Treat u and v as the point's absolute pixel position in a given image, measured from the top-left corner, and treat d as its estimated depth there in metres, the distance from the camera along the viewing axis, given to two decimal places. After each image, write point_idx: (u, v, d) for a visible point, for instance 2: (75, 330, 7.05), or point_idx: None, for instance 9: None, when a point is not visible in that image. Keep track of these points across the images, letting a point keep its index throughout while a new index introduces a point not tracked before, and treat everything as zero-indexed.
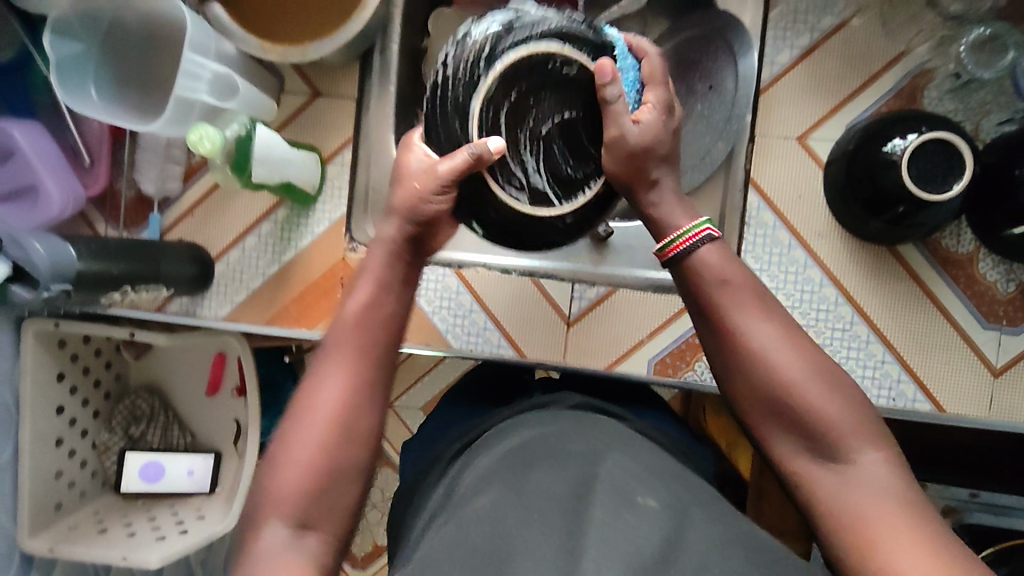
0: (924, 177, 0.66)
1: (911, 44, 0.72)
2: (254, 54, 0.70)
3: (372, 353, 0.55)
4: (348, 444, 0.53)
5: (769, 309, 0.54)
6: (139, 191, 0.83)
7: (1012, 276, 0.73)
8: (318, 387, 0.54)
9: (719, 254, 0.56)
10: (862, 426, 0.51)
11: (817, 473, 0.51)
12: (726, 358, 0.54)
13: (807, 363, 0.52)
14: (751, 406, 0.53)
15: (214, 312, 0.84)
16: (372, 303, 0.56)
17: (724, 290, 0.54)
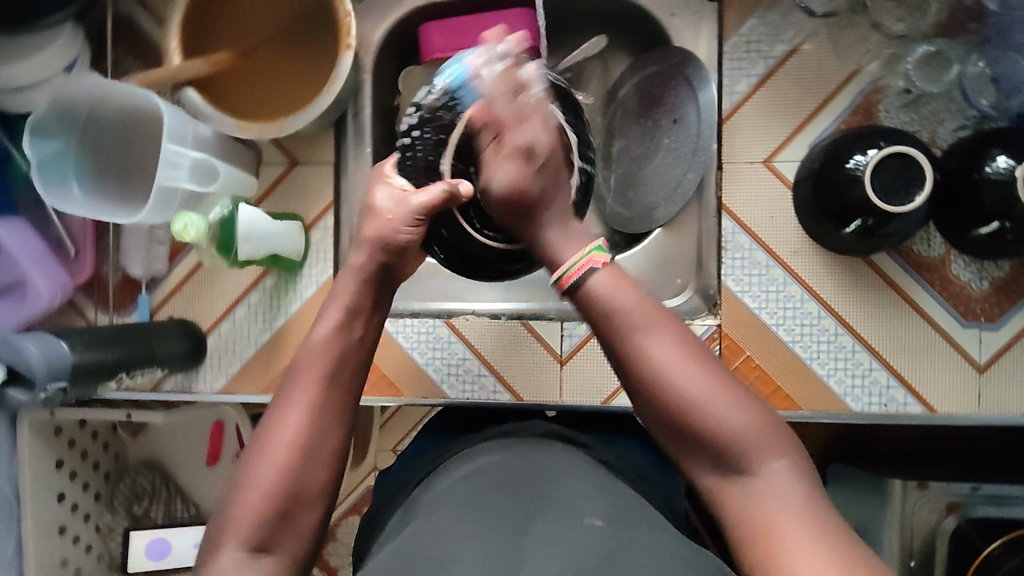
0: (888, 191, 0.68)
1: (861, 63, 0.75)
2: (229, 133, 0.73)
3: (338, 382, 0.57)
4: (311, 470, 0.54)
5: (670, 327, 0.53)
6: (126, 274, 0.83)
7: (984, 275, 0.76)
8: (284, 415, 0.55)
9: (614, 277, 0.54)
10: (771, 436, 0.51)
11: (732, 489, 0.51)
12: (632, 379, 0.53)
13: (710, 379, 0.52)
14: (660, 424, 0.53)
15: (210, 386, 0.84)
16: (339, 332, 0.58)
17: (625, 316, 0.53)
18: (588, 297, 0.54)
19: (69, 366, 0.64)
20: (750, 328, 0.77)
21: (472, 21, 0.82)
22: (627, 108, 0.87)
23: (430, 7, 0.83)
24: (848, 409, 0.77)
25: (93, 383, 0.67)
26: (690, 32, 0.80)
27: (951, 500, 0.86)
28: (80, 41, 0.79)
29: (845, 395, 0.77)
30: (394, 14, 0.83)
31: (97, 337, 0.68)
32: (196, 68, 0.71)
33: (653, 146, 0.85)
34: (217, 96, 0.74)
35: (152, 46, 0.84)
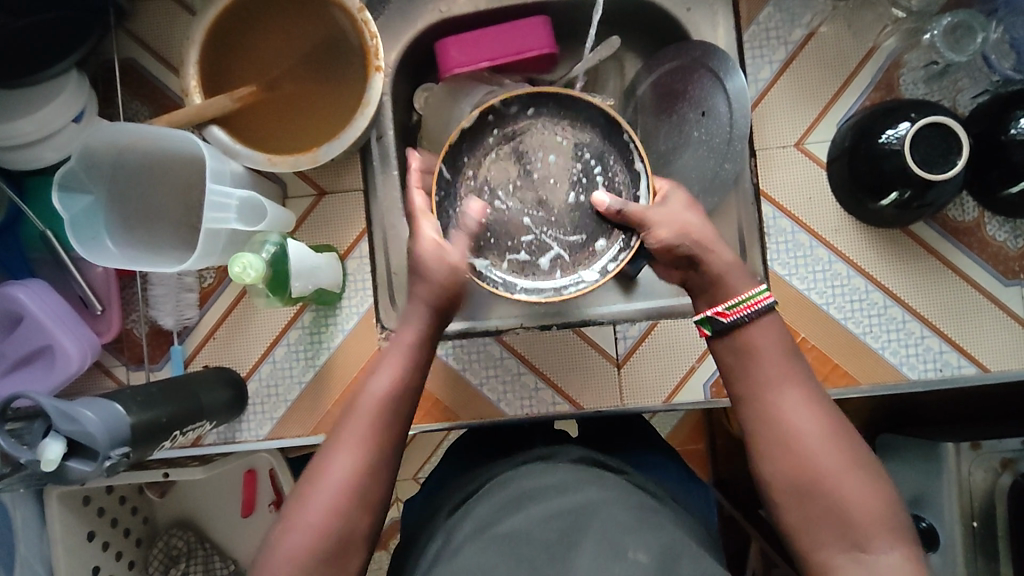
0: (927, 161, 0.70)
1: (877, 40, 0.78)
2: (258, 168, 0.70)
3: (394, 430, 0.59)
4: (360, 511, 0.55)
5: (808, 391, 0.56)
6: (156, 325, 0.80)
7: (1019, 233, 0.78)
8: (341, 456, 0.56)
9: (770, 335, 0.58)
10: (889, 521, 0.51)
11: (839, 561, 0.51)
12: (764, 427, 0.55)
13: (842, 448, 0.54)
14: (783, 479, 0.54)
15: (255, 433, 0.80)
16: (393, 386, 0.59)
17: (772, 367, 0.57)
18: (736, 342, 0.59)
19: (128, 429, 0.60)
20: (805, 311, 0.78)
21: (492, 32, 0.82)
22: (644, 105, 0.86)
23: (445, 24, 0.84)
24: (907, 378, 0.78)
25: (150, 445, 0.64)
26: (707, 24, 0.81)
27: (1003, 456, 0.88)
28: (89, 90, 0.76)
29: (902, 365, 0.77)
30: (411, 34, 0.83)
31: (150, 395, 0.66)
32: (221, 104, 0.68)
33: (682, 141, 0.83)
34: (241, 131, 0.72)
35: (163, 89, 0.82)
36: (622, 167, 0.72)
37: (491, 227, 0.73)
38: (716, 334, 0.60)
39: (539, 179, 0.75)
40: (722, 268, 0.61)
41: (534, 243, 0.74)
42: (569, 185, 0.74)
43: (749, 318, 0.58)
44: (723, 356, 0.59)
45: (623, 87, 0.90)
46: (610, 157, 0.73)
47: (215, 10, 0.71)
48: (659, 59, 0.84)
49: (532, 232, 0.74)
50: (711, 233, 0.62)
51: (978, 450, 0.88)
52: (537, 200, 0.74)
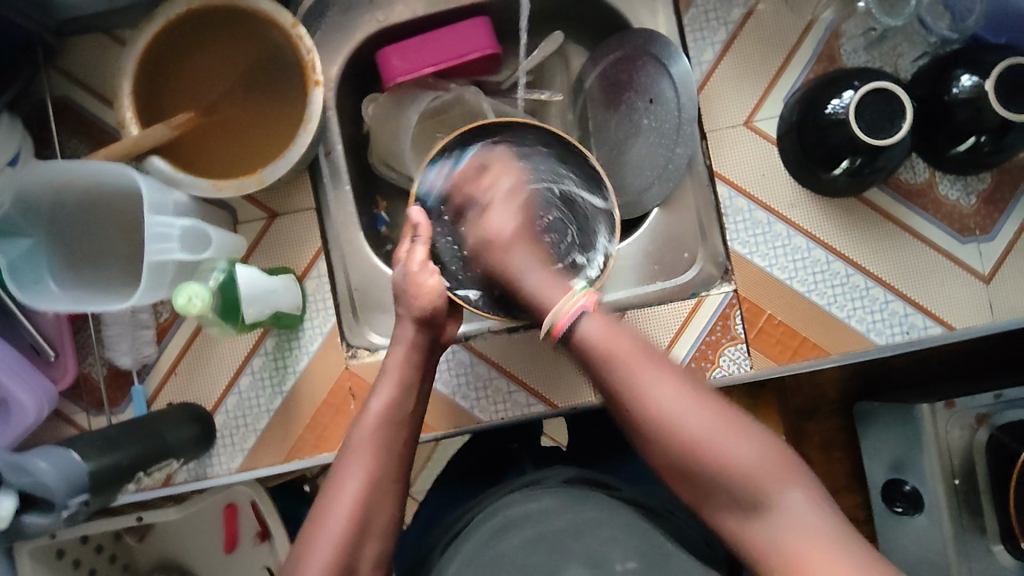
0: (872, 128, 0.70)
1: (815, 13, 0.78)
2: (204, 195, 0.69)
3: (396, 450, 0.61)
4: (368, 543, 0.57)
5: (660, 364, 0.58)
6: (113, 366, 0.77)
7: (970, 190, 0.79)
8: (343, 484, 0.58)
9: (600, 325, 0.60)
10: (775, 466, 0.54)
11: (742, 522, 0.54)
12: (633, 418, 0.57)
13: (707, 409, 0.56)
14: (669, 463, 0.56)
15: (227, 466, 0.78)
16: (393, 407, 0.62)
17: (621, 354, 0.58)
18: (580, 341, 0.60)
19: (87, 476, 0.58)
20: (769, 290, 0.78)
21: (431, 37, 0.81)
22: (594, 100, 0.87)
23: (384, 32, 0.83)
24: (875, 344, 0.78)
25: (114, 489, 0.61)
26: (647, 12, 0.81)
27: (977, 412, 0.89)
28: (22, 131, 0.73)
29: (869, 331, 0.78)
30: (350, 46, 0.82)
31: (108, 438, 0.63)
32: (159, 134, 0.66)
33: (632, 130, 0.84)
34: (182, 160, 0.70)
35: (99, 125, 0.79)
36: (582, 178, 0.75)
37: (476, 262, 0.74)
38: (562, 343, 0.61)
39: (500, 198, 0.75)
40: (535, 285, 0.65)
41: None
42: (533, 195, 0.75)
43: (573, 324, 0.60)
44: (577, 356, 0.60)
45: (571, 82, 0.91)
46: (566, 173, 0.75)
47: (146, 39, 0.69)
48: (603, 51, 0.84)
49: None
50: (520, 262, 0.67)
51: (953, 409, 0.89)
52: None
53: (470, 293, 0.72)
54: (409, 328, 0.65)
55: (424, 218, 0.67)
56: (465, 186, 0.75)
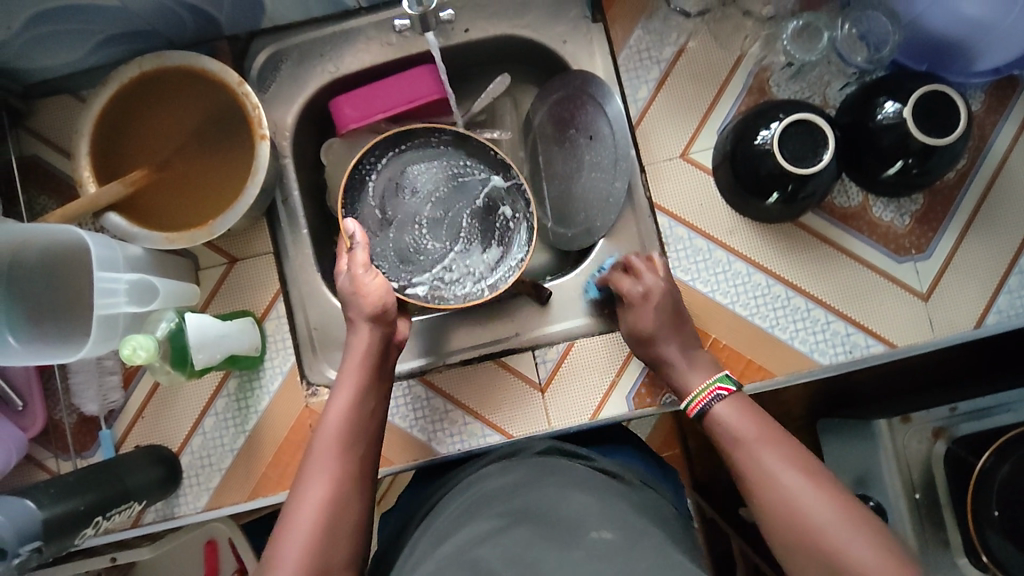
0: (796, 157, 0.73)
1: (743, 48, 0.81)
2: (158, 247, 0.72)
3: (358, 451, 0.61)
4: (336, 548, 0.56)
5: (791, 452, 0.59)
6: (82, 413, 0.80)
7: (904, 211, 0.81)
8: (308, 490, 0.57)
9: (732, 408, 0.64)
10: (900, 569, 0.51)
11: None
12: (757, 502, 0.58)
13: (835, 503, 0.55)
14: (790, 554, 0.55)
15: (193, 506, 0.80)
16: (352, 409, 0.62)
17: (745, 432, 0.61)
18: (707, 421, 0.65)
19: (39, 524, 0.61)
20: (712, 314, 0.80)
21: (379, 86, 0.85)
22: (544, 135, 0.91)
23: (336, 83, 0.87)
24: (819, 364, 0.80)
25: (67, 536, 0.64)
26: (585, 54, 0.86)
27: (935, 426, 0.90)
28: None
29: (812, 352, 0.80)
30: (303, 97, 0.86)
31: (65, 486, 0.66)
32: (114, 191, 0.70)
33: (576, 164, 0.89)
34: (137, 213, 0.74)
35: (63, 179, 0.83)
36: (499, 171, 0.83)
37: (421, 257, 0.82)
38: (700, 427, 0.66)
39: (432, 203, 0.84)
40: (683, 368, 0.70)
41: (458, 257, 0.82)
42: (460, 196, 0.84)
43: (708, 406, 0.65)
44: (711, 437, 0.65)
45: (520, 120, 0.94)
46: (475, 164, 0.84)
47: (101, 101, 0.73)
48: (547, 90, 0.88)
49: (449, 250, 0.83)
50: (666, 352, 0.72)
51: (909, 423, 0.90)
52: (439, 219, 0.83)
53: (417, 291, 0.80)
54: (362, 330, 0.66)
55: (356, 227, 0.68)
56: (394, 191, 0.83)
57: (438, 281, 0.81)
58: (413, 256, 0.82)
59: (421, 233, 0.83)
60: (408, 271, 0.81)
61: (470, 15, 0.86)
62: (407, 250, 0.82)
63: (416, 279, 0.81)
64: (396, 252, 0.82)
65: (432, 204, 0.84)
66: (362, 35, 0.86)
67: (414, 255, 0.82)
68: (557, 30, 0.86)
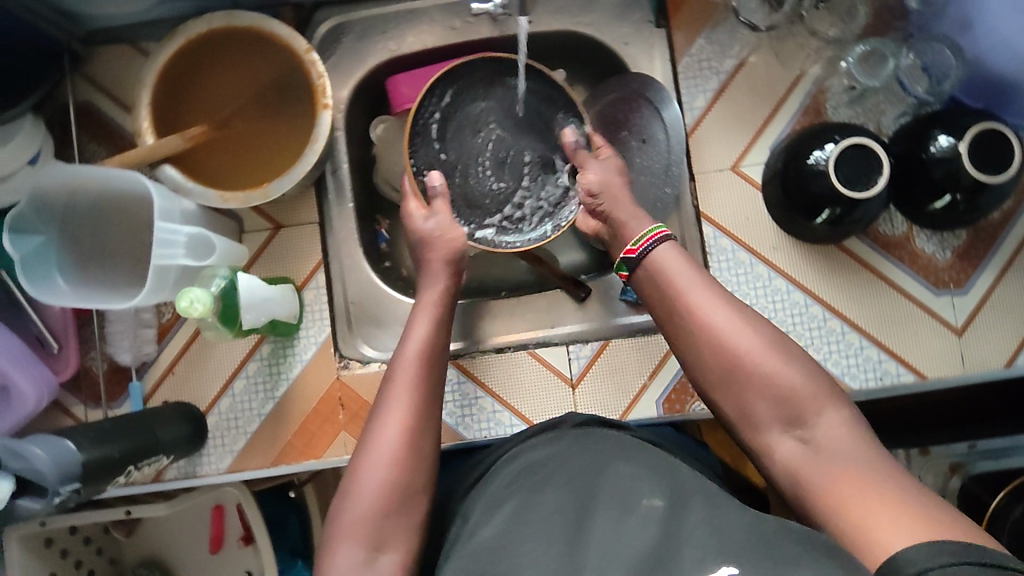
0: (850, 180, 0.73)
1: (803, 67, 0.82)
2: (213, 205, 0.73)
3: (433, 382, 0.64)
4: (416, 472, 0.59)
5: (719, 292, 0.62)
6: (113, 362, 0.81)
7: (947, 245, 0.82)
8: (387, 415, 0.61)
9: (676, 252, 0.65)
10: (816, 388, 0.58)
11: (782, 439, 0.58)
12: (687, 336, 0.62)
13: (760, 335, 0.60)
14: (722, 382, 0.60)
15: (215, 467, 0.81)
16: (426, 343, 0.66)
17: (683, 278, 0.63)
18: (649, 264, 0.65)
19: (78, 466, 0.61)
20: None
21: (439, 69, 0.85)
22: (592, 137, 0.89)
23: (395, 61, 0.87)
24: (849, 388, 0.80)
25: (100, 481, 0.65)
26: (645, 57, 0.86)
27: (952, 461, 0.93)
28: (44, 132, 0.77)
29: (843, 375, 0.81)
30: (361, 72, 0.86)
31: (103, 429, 0.67)
32: (173, 144, 0.70)
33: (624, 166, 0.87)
34: (192, 168, 0.75)
35: (115, 128, 0.83)
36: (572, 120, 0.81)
37: (488, 200, 0.82)
38: (634, 271, 0.66)
39: (490, 139, 0.83)
40: (627, 216, 0.70)
41: (526, 194, 0.82)
42: (518, 131, 0.83)
43: (651, 248, 0.65)
44: (644, 277, 0.65)
45: None
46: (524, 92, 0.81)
47: (167, 53, 0.73)
48: (604, 90, 0.88)
49: (515, 189, 0.83)
50: (617, 192, 0.72)
51: (926, 455, 0.93)
52: (501, 157, 0.83)
53: (487, 235, 0.81)
54: (437, 275, 0.71)
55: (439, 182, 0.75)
56: (451, 127, 0.82)
57: (506, 222, 0.82)
58: (478, 196, 0.82)
59: (485, 173, 0.83)
60: (477, 214, 0.82)
61: (535, 7, 0.86)
62: (473, 189, 0.82)
63: (486, 222, 0.82)
64: (461, 187, 0.82)
65: (491, 141, 0.83)
66: (425, 16, 0.86)
67: (481, 196, 0.82)
68: (620, 31, 0.86)
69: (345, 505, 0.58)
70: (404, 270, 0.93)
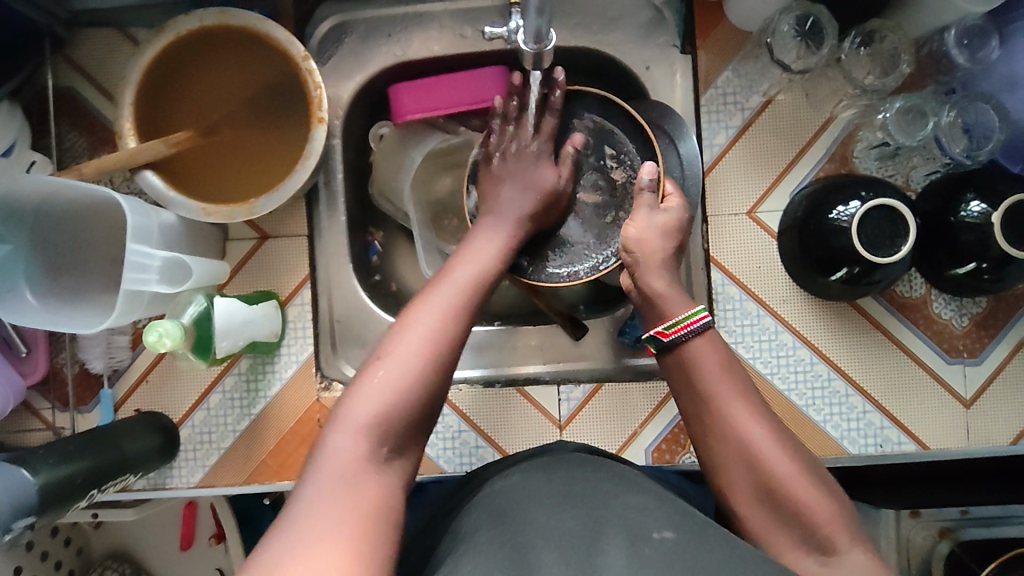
0: (873, 243, 0.69)
1: (834, 110, 0.77)
2: (194, 217, 0.68)
3: (486, 288, 0.60)
4: (447, 372, 0.55)
5: (753, 401, 0.58)
6: (85, 367, 0.77)
7: (964, 312, 0.78)
8: (437, 298, 0.57)
9: (712, 346, 0.60)
10: (844, 519, 0.53)
11: (804, 564, 0.53)
12: (716, 441, 0.58)
13: (793, 454, 0.56)
14: (747, 493, 0.56)
15: (186, 480, 0.78)
16: (481, 252, 0.63)
17: (715, 381, 0.59)
18: (684, 357, 0.60)
19: (32, 498, 0.58)
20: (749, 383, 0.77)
21: (445, 80, 0.80)
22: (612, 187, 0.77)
23: (400, 68, 0.82)
24: (847, 452, 0.77)
25: (59, 508, 0.62)
26: (666, 83, 0.81)
27: (943, 525, 0.90)
28: (20, 121, 0.72)
29: (842, 438, 0.77)
30: (363, 76, 0.81)
31: (64, 451, 0.64)
32: (156, 150, 0.66)
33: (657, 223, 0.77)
34: (174, 173, 0.70)
35: (98, 118, 0.78)
36: (637, 146, 0.74)
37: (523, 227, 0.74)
38: (663, 352, 0.62)
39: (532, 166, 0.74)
40: (662, 288, 0.63)
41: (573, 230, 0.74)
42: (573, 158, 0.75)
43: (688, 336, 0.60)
44: (676, 372, 0.61)
45: None
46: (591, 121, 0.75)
47: (155, 47, 0.68)
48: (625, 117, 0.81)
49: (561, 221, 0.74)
50: (657, 257, 0.64)
51: (917, 517, 0.90)
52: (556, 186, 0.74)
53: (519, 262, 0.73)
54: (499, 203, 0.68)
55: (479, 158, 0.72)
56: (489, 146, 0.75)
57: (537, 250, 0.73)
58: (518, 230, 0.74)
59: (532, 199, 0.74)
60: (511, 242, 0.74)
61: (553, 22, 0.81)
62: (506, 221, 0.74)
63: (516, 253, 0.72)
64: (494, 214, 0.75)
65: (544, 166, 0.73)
66: (435, 21, 0.81)
67: None
68: (642, 53, 0.81)
69: (365, 384, 0.53)
70: (395, 286, 0.89)
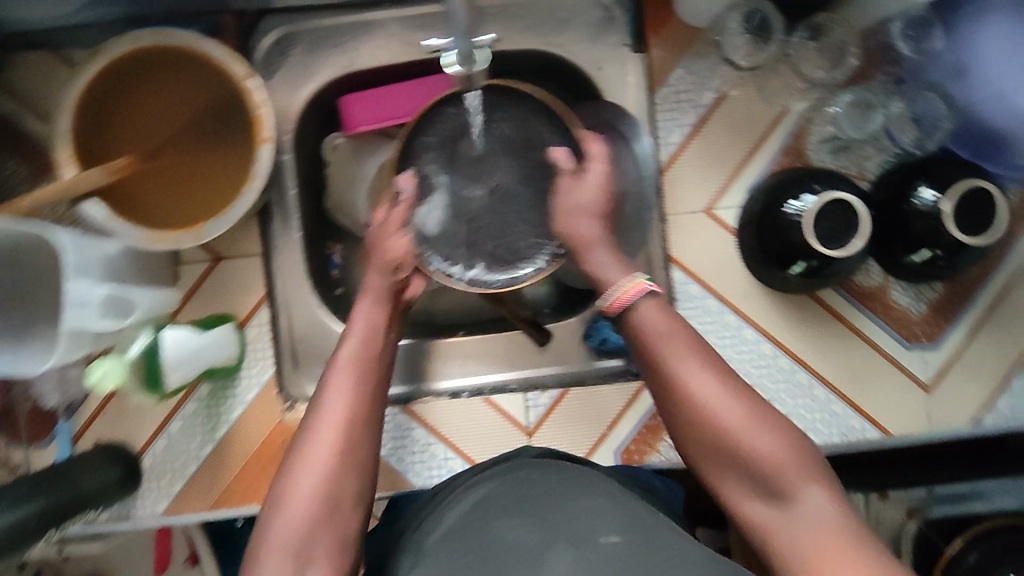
0: (830, 235, 0.69)
1: (786, 104, 0.77)
2: (140, 245, 0.66)
3: (377, 375, 0.58)
4: (349, 478, 0.54)
5: (700, 352, 0.56)
6: (38, 402, 0.75)
7: (921, 298, 0.79)
8: (327, 403, 0.55)
9: (654, 308, 0.58)
10: (800, 462, 0.52)
11: (761, 511, 0.53)
12: (667, 401, 0.56)
13: (743, 402, 0.54)
14: (700, 449, 0.55)
15: (150, 510, 0.76)
16: (367, 331, 0.60)
17: (661, 342, 0.56)
18: (633, 322, 0.58)
19: None
20: None
21: (397, 89, 0.79)
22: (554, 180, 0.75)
23: (349, 77, 0.80)
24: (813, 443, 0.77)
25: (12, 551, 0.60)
26: (619, 81, 0.79)
27: (910, 504, 0.91)
28: None
29: (808, 429, 0.77)
30: (311, 87, 0.79)
31: (15, 494, 0.61)
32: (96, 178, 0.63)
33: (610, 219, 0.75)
34: (116, 201, 0.68)
35: (36, 143, 0.76)
36: None
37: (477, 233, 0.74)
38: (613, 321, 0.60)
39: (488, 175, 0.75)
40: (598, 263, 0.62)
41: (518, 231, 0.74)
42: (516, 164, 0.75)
43: (629, 306, 0.58)
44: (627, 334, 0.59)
45: None
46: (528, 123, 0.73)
47: (92, 72, 0.66)
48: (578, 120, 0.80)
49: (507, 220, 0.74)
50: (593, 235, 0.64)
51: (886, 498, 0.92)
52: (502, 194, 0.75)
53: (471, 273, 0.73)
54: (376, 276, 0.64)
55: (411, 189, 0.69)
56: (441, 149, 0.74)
57: (495, 260, 0.74)
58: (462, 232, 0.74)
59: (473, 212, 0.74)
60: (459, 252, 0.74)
61: (503, 25, 0.79)
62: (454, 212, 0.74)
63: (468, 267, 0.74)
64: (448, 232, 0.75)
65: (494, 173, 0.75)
66: (384, 28, 0.79)
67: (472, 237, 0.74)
68: (595, 53, 0.79)
69: (275, 513, 0.52)
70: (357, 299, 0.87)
